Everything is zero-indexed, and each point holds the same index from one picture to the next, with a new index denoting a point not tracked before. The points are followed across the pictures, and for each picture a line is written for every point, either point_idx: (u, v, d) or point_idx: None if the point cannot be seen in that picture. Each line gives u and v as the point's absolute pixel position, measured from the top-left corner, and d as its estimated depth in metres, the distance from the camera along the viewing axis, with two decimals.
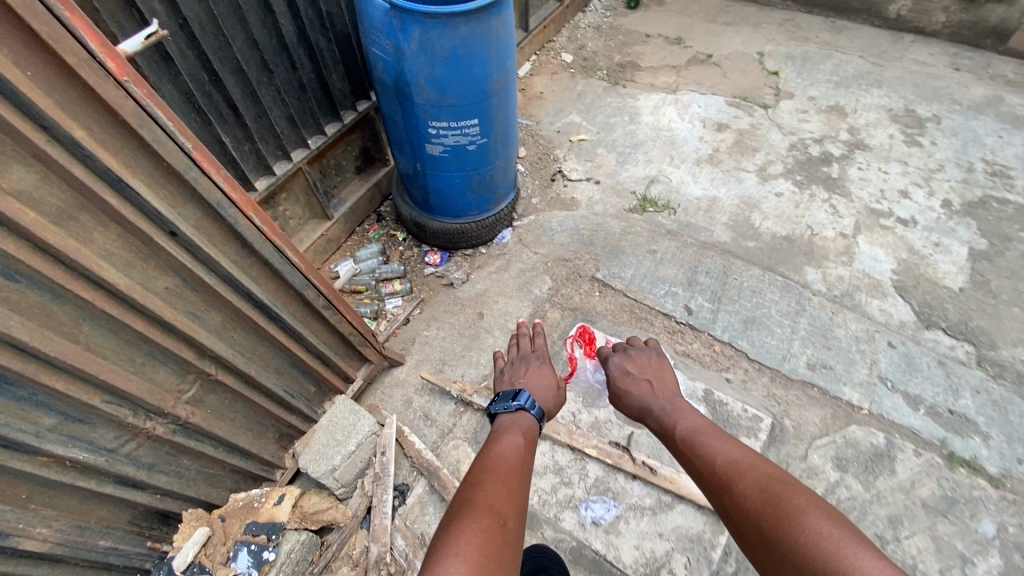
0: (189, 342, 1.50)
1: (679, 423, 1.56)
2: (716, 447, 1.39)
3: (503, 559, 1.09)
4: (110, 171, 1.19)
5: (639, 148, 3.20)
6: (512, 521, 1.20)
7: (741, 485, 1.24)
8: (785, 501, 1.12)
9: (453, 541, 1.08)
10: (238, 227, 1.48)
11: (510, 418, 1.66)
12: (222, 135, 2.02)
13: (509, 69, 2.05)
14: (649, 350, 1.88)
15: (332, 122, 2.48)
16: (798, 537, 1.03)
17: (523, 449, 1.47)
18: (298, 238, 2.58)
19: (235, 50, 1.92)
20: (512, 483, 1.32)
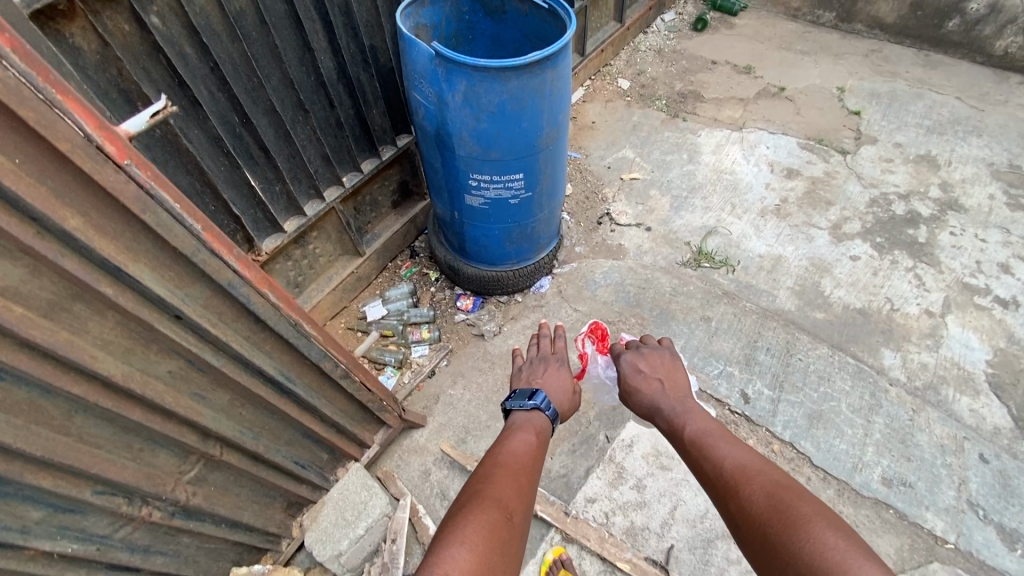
0: (192, 425, 1.38)
1: (686, 423, 1.44)
2: (723, 450, 1.28)
3: (507, 551, 1.10)
4: (107, 261, 1.05)
5: (697, 192, 2.94)
6: (518, 514, 1.20)
7: (746, 489, 1.14)
8: (793, 509, 1.03)
9: (456, 531, 1.08)
10: (252, 306, 1.34)
11: (524, 415, 1.61)
12: (251, 177, 1.90)
13: (562, 122, 1.85)
14: (663, 347, 1.73)
15: (369, 158, 2.34)
16: (806, 547, 0.95)
17: (535, 448, 1.46)
18: (327, 276, 2.46)
19: (268, 90, 1.80)
20: (521, 477, 1.32)
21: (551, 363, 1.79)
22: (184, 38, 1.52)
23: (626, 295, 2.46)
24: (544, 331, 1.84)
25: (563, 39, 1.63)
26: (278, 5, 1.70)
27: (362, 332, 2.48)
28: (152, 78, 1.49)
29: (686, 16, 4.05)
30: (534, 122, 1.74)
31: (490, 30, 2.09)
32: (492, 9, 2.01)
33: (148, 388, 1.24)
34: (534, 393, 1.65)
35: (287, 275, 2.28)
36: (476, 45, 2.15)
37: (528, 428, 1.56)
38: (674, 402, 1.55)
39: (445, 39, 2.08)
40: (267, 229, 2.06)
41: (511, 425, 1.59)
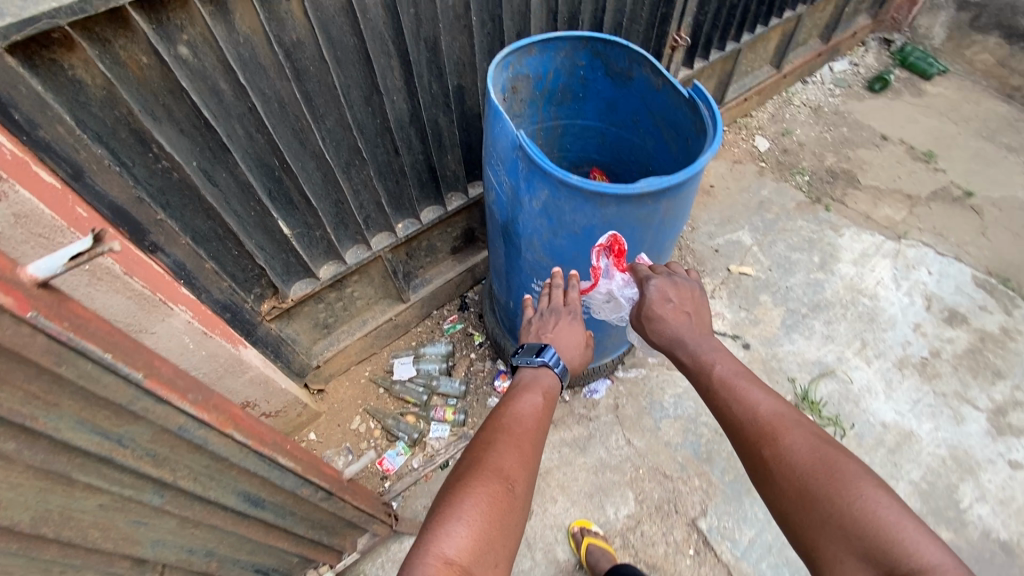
0: (126, 554, 1.11)
1: (715, 361, 1.14)
2: (753, 391, 1.07)
3: (508, 532, 0.93)
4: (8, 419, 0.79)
5: (821, 311, 2.34)
6: (520, 488, 1.00)
7: (785, 437, 0.97)
8: (841, 463, 0.90)
9: (456, 502, 0.92)
10: (209, 447, 1.07)
11: (529, 374, 1.27)
12: (285, 222, 1.61)
13: (664, 249, 1.42)
14: (691, 282, 1.27)
15: (432, 205, 2.00)
16: (858, 508, 0.83)
17: (546, 411, 1.20)
18: (361, 318, 2.18)
19: (320, 132, 1.48)
20: (525, 444, 1.07)
21: (563, 316, 1.34)
22: (221, 73, 1.22)
23: (698, 441, 1.92)
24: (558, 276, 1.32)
25: (694, 164, 1.18)
26: (348, 39, 1.36)
27: (385, 391, 2.21)
28: (173, 117, 1.21)
29: (861, 69, 3.29)
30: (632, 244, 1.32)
31: (607, 92, 1.64)
32: (615, 70, 1.55)
33: (67, 526, 0.98)
34: (543, 346, 1.29)
35: (315, 317, 2.02)
36: (587, 104, 1.71)
37: (533, 389, 1.22)
38: (697, 340, 1.18)
39: (548, 93, 1.67)
40: (299, 273, 1.79)
41: (515, 385, 1.25)
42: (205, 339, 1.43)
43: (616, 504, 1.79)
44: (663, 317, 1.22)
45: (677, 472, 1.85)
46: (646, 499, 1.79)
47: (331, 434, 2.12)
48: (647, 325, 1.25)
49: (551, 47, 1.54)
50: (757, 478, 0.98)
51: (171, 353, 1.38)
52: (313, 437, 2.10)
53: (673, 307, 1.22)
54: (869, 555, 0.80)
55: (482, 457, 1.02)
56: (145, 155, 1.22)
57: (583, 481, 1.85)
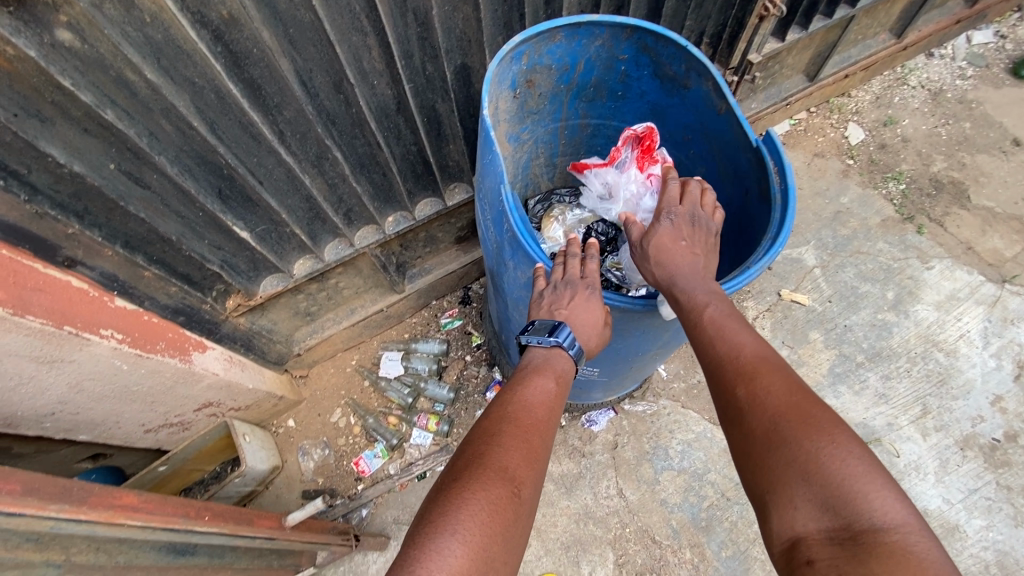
0: None
1: (708, 299, 0.94)
2: (739, 330, 0.89)
3: (510, 544, 0.74)
4: None
5: (882, 361, 1.97)
6: (528, 491, 0.80)
7: (763, 379, 0.82)
8: (819, 409, 0.76)
9: (452, 509, 0.72)
10: (96, 536, 0.93)
11: (540, 357, 1.00)
12: (240, 224, 1.36)
13: (676, 340, 1.29)
14: (712, 225, 1.03)
15: (430, 198, 1.70)
16: (825, 455, 0.71)
17: (559, 397, 0.95)
18: (349, 307, 1.98)
19: (275, 126, 1.20)
20: (534, 435, 0.86)
21: (581, 288, 1.01)
22: (129, 60, 0.94)
23: (697, 505, 1.72)
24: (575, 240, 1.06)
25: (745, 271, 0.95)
26: (302, 13, 1.06)
27: (370, 385, 2.06)
28: (71, 115, 0.95)
29: (1009, 43, 2.60)
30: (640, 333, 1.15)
31: (653, 96, 1.27)
32: (666, 72, 1.20)
33: None
34: (557, 324, 0.99)
35: (296, 307, 1.82)
36: (626, 105, 1.33)
37: (546, 372, 0.98)
38: (696, 280, 0.97)
39: (577, 90, 1.30)
40: (269, 269, 1.57)
41: (522, 368, 1.00)
42: (141, 361, 1.29)
43: (593, 564, 1.65)
44: (673, 256, 0.99)
45: (668, 538, 1.67)
46: (627, 564, 1.64)
47: (310, 425, 2.00)
48: (648, 261, 1.02)
49: (581, 34, 1.17)
50: (725, 422, 0.84)
51: (100, 376, 1.25)
52: (290, 424, 2.00)
53: (683, 248, 1.00)
54: (828, 505, 0.68)
55: (485, 454, 0.81)
56: (42, 159, 0.97)
57: (561, 529, 1.70)
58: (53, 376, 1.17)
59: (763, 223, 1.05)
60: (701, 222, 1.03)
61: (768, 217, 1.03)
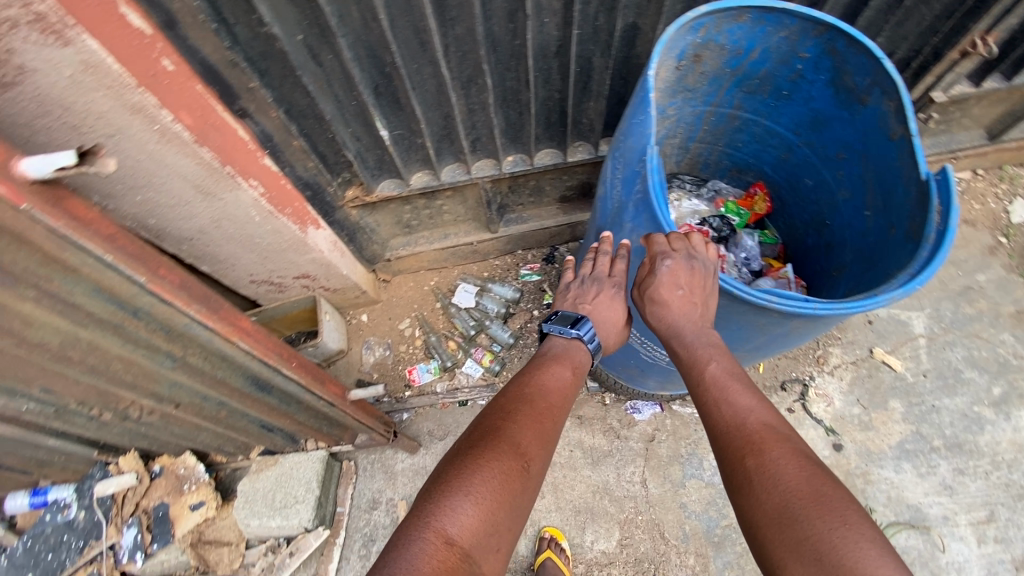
0: (150, 377, 1.25)
1: (711, 358, 1.00)
2: (746, 400, 0.92)
3: (516, 510, 0.85)
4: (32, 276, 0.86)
5: (961, 454, 1.82)
6: (537, 468, 0.92)
7: (772, 450, 0.83)
8: (830, 485, 0.76)
9: (467, 474, 0.85)
10: (214, 345, 1.10)
11: (561, 346, 1.16)
12: (383, 122, 1.47)
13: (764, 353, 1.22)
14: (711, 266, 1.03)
15: (552, 149, 1.73)
16: (838, 536, 0.69)
17: (571, 389, 1.08)
18: (443, 231, 2.09)
19: (444, 39, 1.27)
20: (547, 416, 1.00)
21: (607, 287, 1.17)
22: None
23: (715, 520, 1.71)
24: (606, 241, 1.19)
25: (875, 297, 0.89)
26: None
27: (441, 307, 2.18)
28: None
29: None
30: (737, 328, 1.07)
31: (820, 105, 1.22)
32: (846, 83, 1.14)
33: (94, 354, 1.12)
34: (580, 320, 1.16)
35: (400, 216, 1.95)
36: (787, 107, 1.28)
37: (565, 361, 1.12)
38: (694, 333, 1.03)
39: (742, 81, 1.26)
40: (390, 172, 1.69)
41: (544, 353, 1.15)
42: (271, 218, 1.44)
43: (596, 534, 1.71)
44: (667, 305, 1.04)
45: (676, 539, 1.69)
46: (630, 547, 1.68)
47: (380, 324, 2.16)
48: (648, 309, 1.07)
49: (769, 23, 1.14)
50: (730, 489, 0.83)
51: (237, 220, 1.41)
52: (363, 318, 2.17)
53: (681, 296, 1.03)
54: None
55: (500, 431, 0.94)
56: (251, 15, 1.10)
57: (577, 493, 1.77)
58: (202, 207, 1.33)
59: (903, 261, 1.00)
60: (697, 264, 1.04)
61: (912, 255, 0.97)
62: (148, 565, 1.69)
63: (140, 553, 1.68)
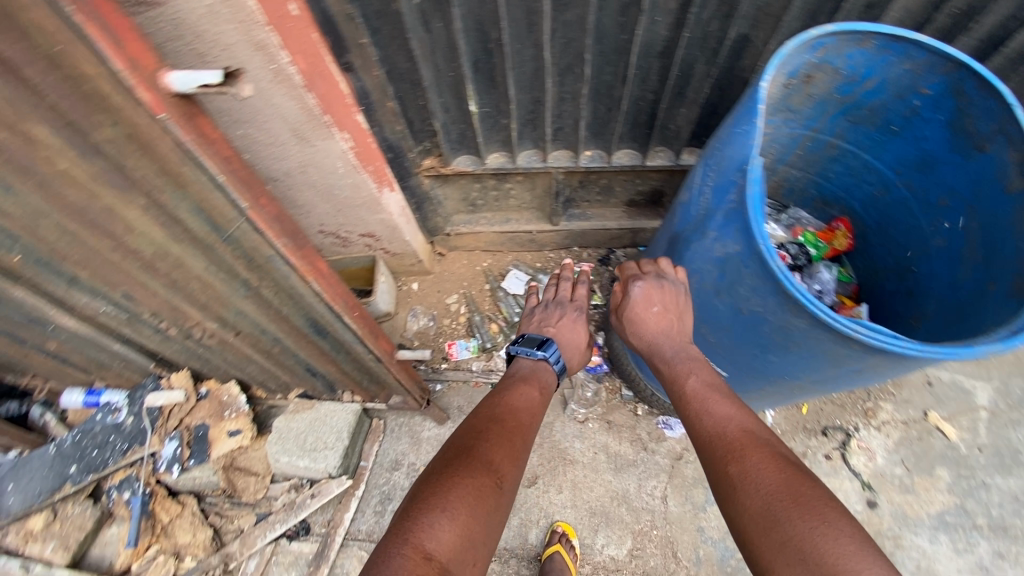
0: (221, 301, 1.32)
1: (690, 372, 1.10)
2: (725, 410, 1.01)
3: (491, 522, 0.98)
4: (149, 184, 0.92)
5: (1007, 539, 1.72)
6: (508, 484, 1.07)
7: (751, 456, 0.91)
8: (806, 486, 0.84)
9: (441, 492, 0.98)
10: (291, 280, 1.17)
11: (528, 367, 1.46)
12: (475, 97, 1.49)
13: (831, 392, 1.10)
14: (681, 284, 1.15)
15: (632, 150, 1.72)
16: (814, 533, 0.77)
17: (538, 406, 1.32)
18: (506, 215, 2.10)
19: (553, 23, 1.28)
20: (516, 440, 1.17)
21: (566, 313, 1.59)
22: None
23: (731, 550, 1.68)
24: (569, 270, 1.69)
25: (970, 347, 0.83)
26: None
27: (489, 290, 2.20)
28: None
29: None
30: (806, 356, 0.92)
31: (931, 147, 1.17)
32: (967, 127, 1.09)
33: (177, 270, 1.19)
34: (545, 342, 1.49)
35: (468, 193, 1.98)
36: (893, 143, 1.24)
37: (532, 382, 1.39)
38: (672, 346, 1.15)
39: (850, 109, 1.22)
40: (469, 148, 1.72)
41: (515, 374, 1.43)
42: (354, 172, 1.49)
43: (608, 539, 1.70)
44: (645, 321, 1.17)
45: (688, 561, 1.67)
46: (639, 559, 1.67)
47: (428, 295, 2.21)
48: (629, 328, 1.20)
49: (896, 53, 1.09)
50: (718, 496, 0.91)
51: (321, 168, 1.47)
52: (413, 287, 2.22)
53: (656, 312, 1.15)
54: None
55: (473, 452, 1.09)
56: None
57: (595, 495, 1.77)
58: (295, 152, 1.38)
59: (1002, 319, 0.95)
60: (668, 283, 1.17)
61: (1013, 314, 0.92)
62: (182, 478, 1.78)
63: (177, 465, 1.78)
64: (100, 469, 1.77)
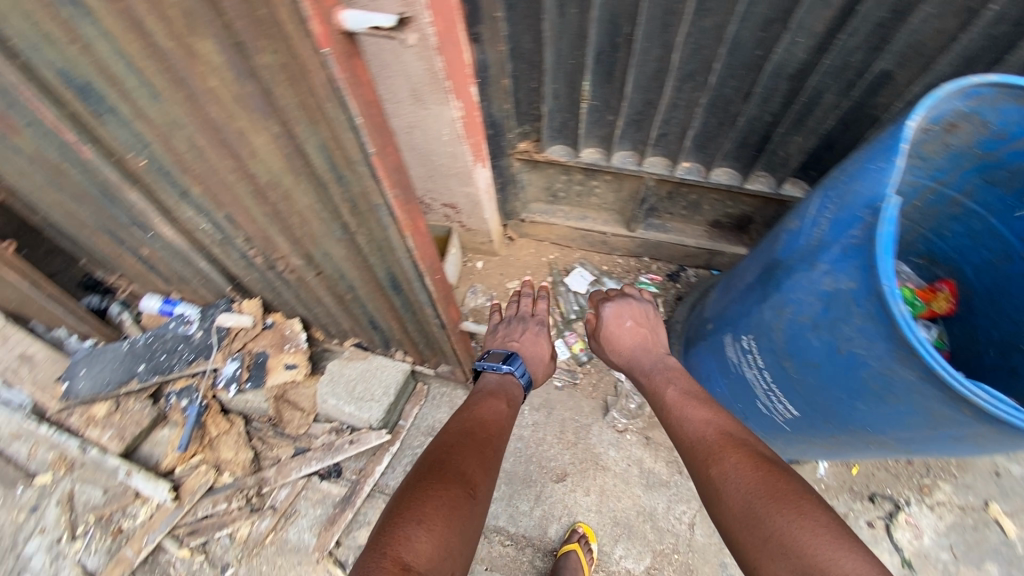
0: (315, 239, 1.38)
1: (668, 385, 1.41)
2: (704, 417, 1.24)
3: (467, 529, 1.03)
4: (289, 114, 0.97)
5: None
6: (481, 493, 1.12)
7: (730, 459, 1.09)
8: (779, 481, 1.00)
9: (414, 505, 1.02)
10: (388, 231, 1.21)
11: (495, 380, 1.57)
12: (588, 88, 1.49)
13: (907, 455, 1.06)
14: (643, 303, 1.69)
15: (731, 170, 1.68)
16: (789, 525, 0.91)
17: (506, 417, 1.41)
18: (584, 212, 2.09)
19: (688, 28, 1.26)
20: (487, 452, 1.23)
21: (527, 328, 1.74)
22: None
23: None
24: (529, 287, 1.84)
25: None
26: None
27: (551, 282, 2.20)
28: None
29: None
30: (904, 412, 0.89)
31: None
32: None
33: (285, 201, 1.25)
34: (510, 356, 1.61)
35: (552, 182, 1.98)
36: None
37: (500, 396, 1.49)
38: (645, 360, 1.55)
39: (988, 169, 1.15)
40: (567, 139, 1.73)
41: (483, 389, 1.53)
42: (457, 141, 1.52)
43: (627, 551, 1.69)
44: (621, 335, 1.62)
45: None
46: None
47: (491, 275, 2.23)
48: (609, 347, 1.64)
49: None
50: (708, 498, 1.07)
51: (427, 132, 1.50)
52: (477, 265, 2.25)
53: (629, 326, 1.63)
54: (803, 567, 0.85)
55: (444, 466, 1.14)
56: None
57: (621, 505, 1.76)
58: (408, 110, 1.43)
59: None
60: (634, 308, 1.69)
61: None
62: (235, 399, 1.88)
63: (233, 385, 1.88)
64: (167, 372, 1.92)
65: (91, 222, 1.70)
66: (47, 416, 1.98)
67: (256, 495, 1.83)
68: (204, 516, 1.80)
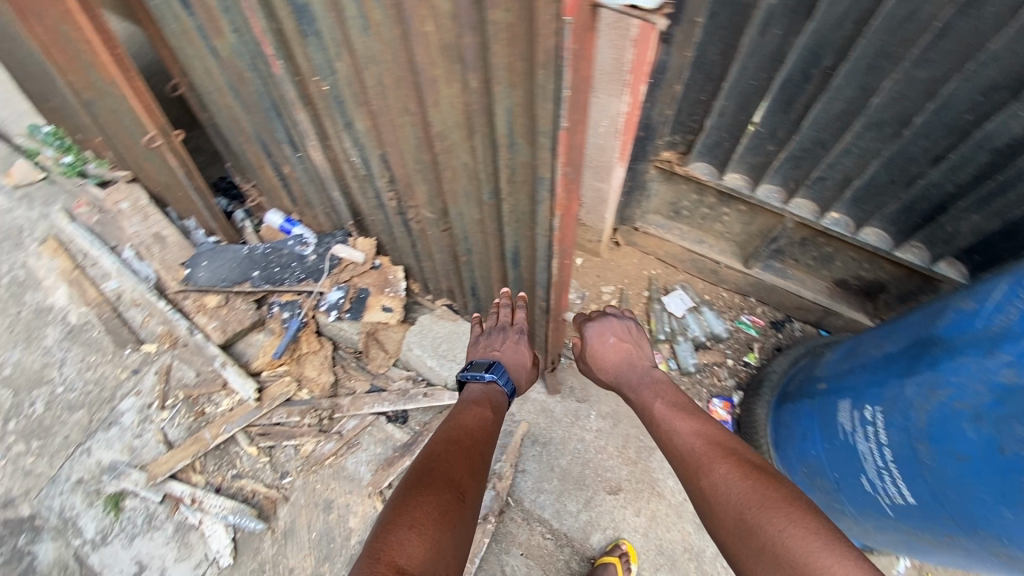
0: (457, 196, 1.43)
1: (655, 398, 1.40)
2: (693, 428, 1.24)
3: (461, 531, 1.01)
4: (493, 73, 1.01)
5: None
6: (471, 497, 1.10)
7: (720, 470, 1.09)
8: (769, 489, 1.00)
9: (404, 510, 1.00)
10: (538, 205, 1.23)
11: (480, 389, 1.52)
12: (760, 113, 1.45)
13: None
14: (623, 318, 1.59)
15: (883, 233, 1.59)
16: (779, 531, 0.91)
17: (492, 422, 1.39)
18: (701, 236, 2.04)
19: (897, 75, 1.19)
20: (475, 457, 1.22)
21: (511, 334, 1.63)
22: None
23: None
24: (505, 293, 1.66)
25: None
26: None
27: (647, 297, 2.15)
28: None
29: None
30: None
31: None
32: None
33: (447, 153, 1.30)
34: (493, 364, 1.54)
35: (679, 199, 1.94)
36: None
37: (484, 403, 1.46)
38: (632, 374, 1.51)
39: None
40: (715, 159, 1.68)
41: (466, 398, 1.49)
42: (611, 135, 1.52)
43: None
44: (607, 353, 1.55)
45: None
46: None
47: (587, 274, 2.22)
48: (598, 368, 1.57)
49: None
50: (703, 510, 1.08)
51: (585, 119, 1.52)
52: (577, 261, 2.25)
53: (614, 342, 1.56)
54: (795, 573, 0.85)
55: (433, 474, 1.12)
56: None
57: (669, 537, 1.72)
58: None
59: None
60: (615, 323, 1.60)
61: None
62: (333, 324, 2.01)
63: (337, 312, 2.01)
64: (279, 284, 2.07)
65: (253, 131, 1.84)
66: (165, 294, 2.16)
67: (326, 418, 1.92)
68: (277, 423, 1.92)
